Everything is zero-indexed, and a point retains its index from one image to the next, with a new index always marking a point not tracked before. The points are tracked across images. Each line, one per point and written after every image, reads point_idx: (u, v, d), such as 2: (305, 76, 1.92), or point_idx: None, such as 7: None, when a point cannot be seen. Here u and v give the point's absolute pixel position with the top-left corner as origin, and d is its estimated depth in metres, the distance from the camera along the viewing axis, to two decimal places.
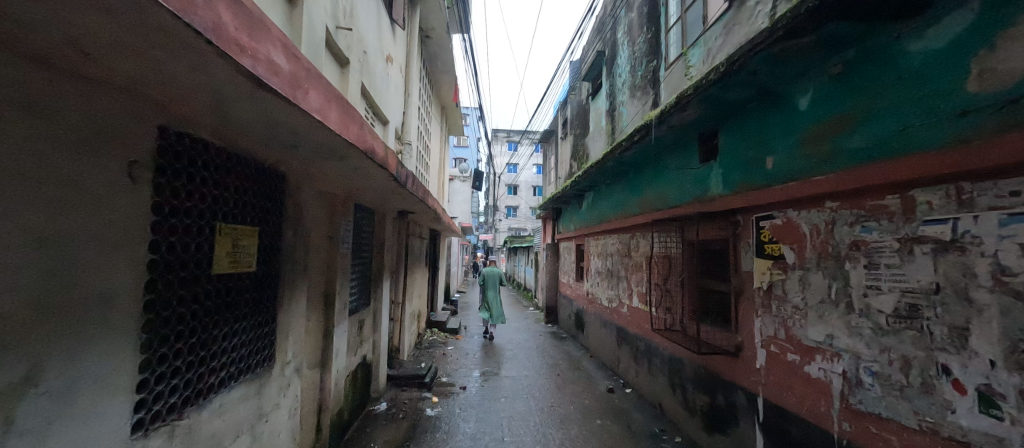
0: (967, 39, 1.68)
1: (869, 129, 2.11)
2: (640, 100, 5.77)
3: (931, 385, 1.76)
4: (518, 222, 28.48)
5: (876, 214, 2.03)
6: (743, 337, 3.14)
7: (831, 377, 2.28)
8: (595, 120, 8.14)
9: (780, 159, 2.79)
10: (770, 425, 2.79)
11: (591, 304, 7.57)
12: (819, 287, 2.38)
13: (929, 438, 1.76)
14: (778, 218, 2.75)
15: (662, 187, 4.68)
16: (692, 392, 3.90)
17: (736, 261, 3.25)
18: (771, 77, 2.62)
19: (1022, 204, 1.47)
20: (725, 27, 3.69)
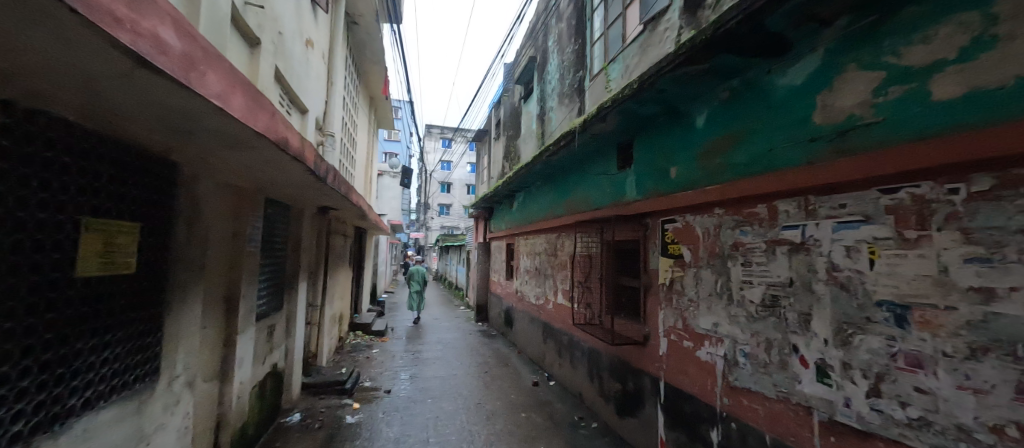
0: (814, 79, 2.06)
1: (747, 148, 2.49)
2: (568, 107, 6.06)
3: (786, 362, 2.13)
4: (451, 221, 28.15)
5: (751, 220, 2.40)
6: (650, 328, 3.48)
7: (716, 360, 2.65)
8: (526, 123, 8.36)
9: (681, 169, 3.15)
10: (669, 405, 3.14)
11: (520, 302, 7.78)
12: (708, 282, 2.74)
13: (784, 405, 2.13)
14: (679, 221, 3.11)
15: (586, 190, 4.98)
16: (607, 381, 4.22)
17: (647, 259, 3.59)
18: (675, 97, 2.95)
19: (847, 214, 1.84)
20: (641, 47, 4.05)
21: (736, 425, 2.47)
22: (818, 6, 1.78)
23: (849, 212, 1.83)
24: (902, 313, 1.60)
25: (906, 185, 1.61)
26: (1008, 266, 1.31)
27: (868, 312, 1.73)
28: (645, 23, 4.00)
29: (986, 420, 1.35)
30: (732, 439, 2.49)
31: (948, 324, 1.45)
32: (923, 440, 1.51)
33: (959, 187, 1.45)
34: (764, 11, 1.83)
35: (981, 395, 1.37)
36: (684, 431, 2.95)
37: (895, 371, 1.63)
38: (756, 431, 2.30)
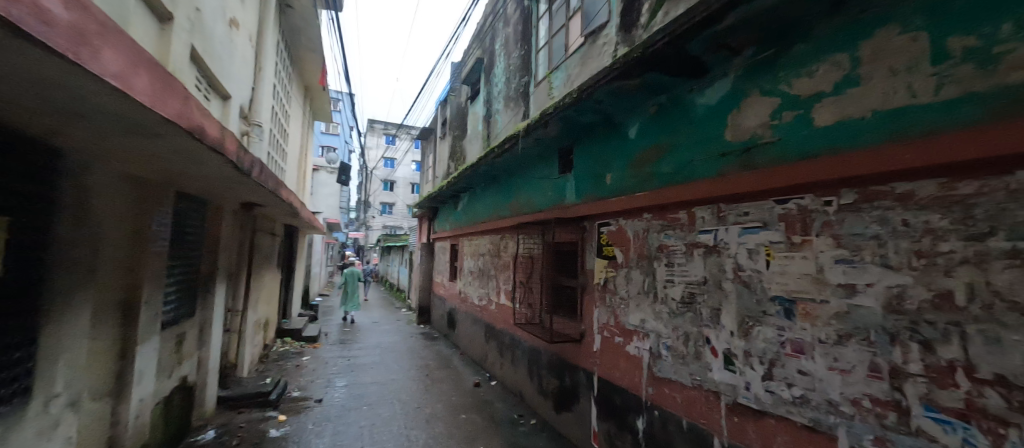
0: (727, 100, 2.31)
1: (672, 159, 2.72)
2: (513, 111, 6.16)
3: (700, 352, 2.37)
4: (393, 220, 27.17)
5: (674, 225, 2.63)
6: (586, 326, 3.65)
7: (643, 353, 2.86)
8: (472, 124, 8.35)
9: (616, 175, 3.36)
10: (602, 398, 3.33)
11: (463, 303, 7.75)
12: (637, 281, 2.96)
13: (698, 392, 2.36)
14: (613, 225, 3.31)
15: (528, 192, 5.11)
16: (545, 378, 4.36)
17: (584, 260, 3.77)
18: (611, 108, 3.14)
19: (750, 221, 2.09)
20: (581, 58, 4.25)
21: (658, 412, 2.68)
22: (729, 36, 2.01)
23: (752, 219, 2.08)
24: (790, 306, 1.86)
25: (793, 197, 1.87)
26: (864, 266, 1.57)
27: (765, 305, 1.99)
28: (586, 36, 4.20)
29: (847, 395, 1.61)
30: (655, 425, 2.71)
31: (822, 315, 1.71)
32: (803, 414, 1.77)
33: (829, 200, 1.71)
34: (686, 36, 2.02)
35: (845, 374, 1.62)
36: (614, 421, 3.14)
37: (784, 357, 1.88)
38: (675, 417, 2.52)
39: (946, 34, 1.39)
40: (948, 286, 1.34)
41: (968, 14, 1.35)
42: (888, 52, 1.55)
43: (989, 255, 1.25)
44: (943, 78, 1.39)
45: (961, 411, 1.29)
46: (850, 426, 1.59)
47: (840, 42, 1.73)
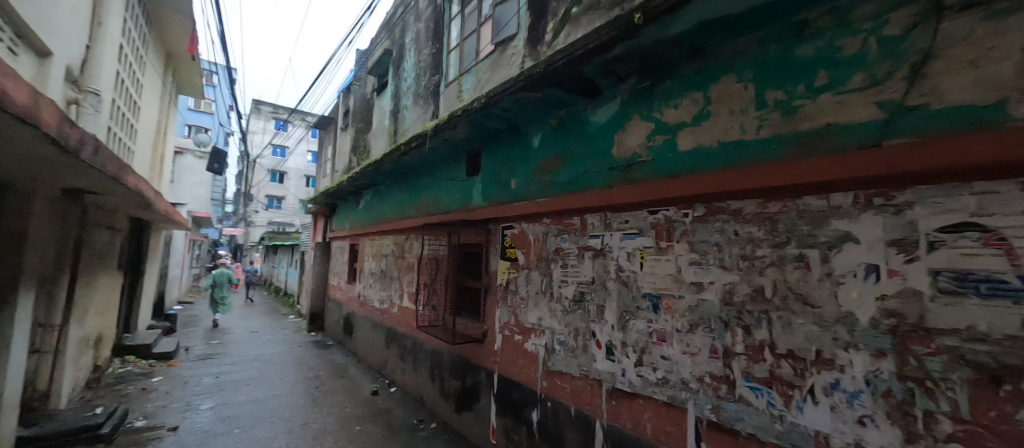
0: (614, 120, 2.61)
1: (569, 168, 2.96)
2: (422, 109, 6.02)
3: (587, 345, 2.62)
4: (282, 216, 24.22)
5: (569, 229, 2.87)
6: (488, 326, 3.75)
7: (539, 349, 3.05)
8: (378, 117, 7.93)
9: (520, 181, 3.53)
10: (501, 395, 3.45)
11: (362, 307, 7.28)
12: (536, 281, 3.15)
13: (584, 381, 2.61)
14: (516, 228, 3.47)
15: (435, 193, 5.04)
16: (447, 380, 4.34)
17: (488, 262, 3.87)
18: (517, 116, 3.29)
19: (629, 228, 2.39)
20: (491, 64, 4.37)
21: (550, 403, 2.89)
22: (616, 64, 2.28)
23: (630, 226, 2.38)
24: (657, 301, 2.18)
25: (661, 208, 2.19)
26: (709, 267, 1.92)
27: (638, 301, 2.29)
28: (496, 44, 4.32)
29: (695, 373, 1.94)
30: (547, 416, 2.90)
31: (680, 308, 2.04)
32: (664, 393, 2.09)
33: (687, 212, 2.05)
34: (582, 58, 2.23)
35: (694, 356, 1.96)
36: (512, 416, 3.28)
37: (651, 345, 2.19)
38: (565, 406, 2.75)
39: (766, 86, 1.78)
40: (762, 282, 1.71)
41: (778, 74, 1.74)
42: (729, 96, 1.93)
43: (786, 259, 1.64)
44: (764, 120, 1.77)
45: (767, 380, 1.67)
46: (696, 399, 1.93)
47: (698, 82, 2.09)
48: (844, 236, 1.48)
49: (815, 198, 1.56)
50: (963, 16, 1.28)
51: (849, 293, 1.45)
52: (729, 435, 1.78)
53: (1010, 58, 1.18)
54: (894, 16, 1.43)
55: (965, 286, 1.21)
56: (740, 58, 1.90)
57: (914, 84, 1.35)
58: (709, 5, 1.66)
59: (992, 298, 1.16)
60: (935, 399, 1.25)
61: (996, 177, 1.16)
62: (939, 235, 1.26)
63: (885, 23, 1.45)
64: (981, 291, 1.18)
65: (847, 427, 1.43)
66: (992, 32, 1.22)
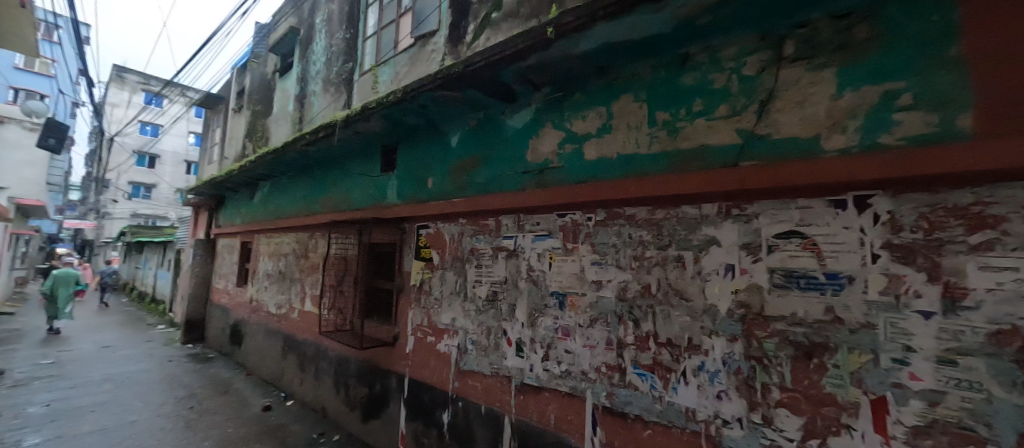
0: (529, 126, 2.72)
1: (486, 170, 3.00)
2: (333, 97, 5.58)
3: (498, 343, 2.69)
4: (151, 208, 20.39)
5: (484, 230, 2.92)
6: (400, 328, 3.62)
7: (452, 350, 3.04)
8: (280, 101, 7.15)
9: (437, 180, 3.47)
10: (411, 399, 3.36)
11: (254, 313, 6.48)
12: (450, 282, 3.14)
13: (494, 378, 2.67)
14: (431, 228, 3.41)
15: (346, 188, 4.71)
16: (354, 387, 4.08)
17: (401, 262, 3.73)
18: (435, 114, 3.23)
19: (540, 230, 2.51)
20: (410, 58, 4.24)
21: (461, 403, 2.89)
22: (531, 73, 2.38)
23: (541, 228, 2.51)
24: (562, 299, 2.33)
25: (569, 212, 2.35)
26: (607, 266, 2.12)
27: (546, 299, 2.42)
28: (416, 38, 4.20)
29: (594, 364, 2.12)
30: (458, 416, 2.91)
31: (582, 305, 2.21)
32: (566, 384, 2.24)
33: (590, 216, 2.23)
34: (499, 63, 2.28)
35: (593, 348, 2.14)
36: (422, 420, 3.21)
37: (556, 340, 2.34)
38: (475, 405, 2.78)
39: (656, 108, 2.03)
40: (649, 280, 1.94)
41: (666, 98, 1.99)
42: (627, 113, 2.15)
43: (668, 259, 1.88)
44: (654, 137, 2.01)
45: (650, 366, 1.89)
46: (594, 388, 2.10)
47: (602, 98, 2.29)
48: (710, 240, 1.75)
49: (690, 207, 1.82)
50: (795, 66, 1.60)
51: (713, 288, 1.72)
52: (619, 418, 1.98)
53: (822, 103, 1.51)
54: (750, 59, 1.73)
55: (790, 281, 1.52)
56: (637, 80, 2.13)
57: (762, 117, 1.66)
58: (613, 29, 1.82)
59: (807, 291, 1.47)
60: (770, 373, 1.54)
61: (812, 195, 1.48)
62: (775, 241, 1.56)
63: (743, 64, 1.75)
64: (800, 285, 1.49)
65: (708, 402, 1.69)
66: (812, 81, 1.55)
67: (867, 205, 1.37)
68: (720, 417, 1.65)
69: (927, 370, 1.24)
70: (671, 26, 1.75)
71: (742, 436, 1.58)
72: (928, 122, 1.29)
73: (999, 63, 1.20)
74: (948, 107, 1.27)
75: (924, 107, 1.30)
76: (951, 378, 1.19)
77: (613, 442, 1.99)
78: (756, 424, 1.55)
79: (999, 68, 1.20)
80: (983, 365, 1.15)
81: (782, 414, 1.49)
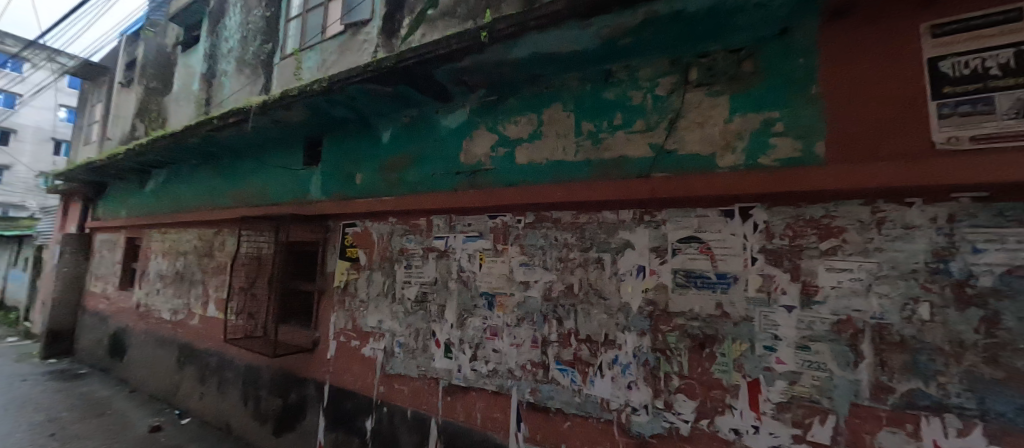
0: (463, 127, 2.73)
1: (419, 169, 2.94)
2: (249, 79, 5.06)
3: (426, 345, 2.65)
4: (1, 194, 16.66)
5: (414, 230, 2.86)
6: (321, 332, 3.39)
7: (377, 354, 2.92)
8: (182, 79, 6.29)
9: (366, 176, 3.32)
10: (331, 407, 3.17)
11: (142, 319, 5.62)
12: (378, 283, 3.02)
13: (422, 381, 2.63)
14: (358, 226, 3.25)
15: (261, 181, 4.29)
16: (265, 399, 3.73)
17: (324, 262, 3.50)
18: (364, 108, 3.08)
19: (471, 231, 2.53)
20: (339, 46, 3.99)
21: (386, 409, 2.80)
22: (466, 75, 2.38)
23: (472, 229, 2.52)
24: (491, 299, 2.36)
25: (499, 214, 2.40)
26: (535, 267, 2.20)
27: (475, 299, 2.44)
28: (346, 26, 3.98)
29: (521, 361, 2.18)
30: (382, 422, 2.80)
31: (510, 304, 2.27)
32: (494, 383, 2.28)
33: (520, 219, 2.29)
34: (433, 62, 2.25)
35: (519, 346, 2.20)
36: (343, 429, 3.04)
37: (484, 340, 2.37)
38: (401, 409, 2.71)
39: (582, 118, 2.16)
40: (572, 280, 2.06)
41: (591, 109, 2.13)
42: (556, 121, 2.26)
43: (589, 261, 2.01)
44: (580, 146, 2.13)
45: (571, 362, 2.00)
46: (519, 385, 2.17)
47: (534, 105, 2.38)
48: (626, 243, 1.90)
49: (610, 213, 1.97)
50: (697, 91, 1.81)
51: (626, 287, 1.88)
52: (542, 412, 2.06)
53: (718, 125, 1.73)
54: (662, 81, 1.92)
55: (690, 280, 1.71)
56: (566, 90, 2.25)
57: (671, 134, 1.85)
58: (544, 40, 1.90)
59: (703, 289, 1.67)
60: (672, 363, 1.72)
61: (708, 205, 1.69)
62: (678, 245, 1.75)
63: (657, 84, 1.94)
64: (697, 284, 1.69)
65: (620, 392, 1.83)
66: (711, 105, 1.77)
67: (749, 215, 1.59)
68: (629, 406, 1.80)
69: (789, 354, 1.48)
70: (596, 43, 1.88)
71: (647, 422, 1.75)
72: (795, 148, 1.54)
73: (843, 104, 1.48)
74: (808, 137, 1.52)
75: (792, 135, 1.56)
76: (806, 361, 1.44)
77: (535, 437, 2.07)
78: (659, 410, 1.72)
79: (843, 107, 1.47)
80: (827, 348, 1.41)
81: (680, 399, 1.68)
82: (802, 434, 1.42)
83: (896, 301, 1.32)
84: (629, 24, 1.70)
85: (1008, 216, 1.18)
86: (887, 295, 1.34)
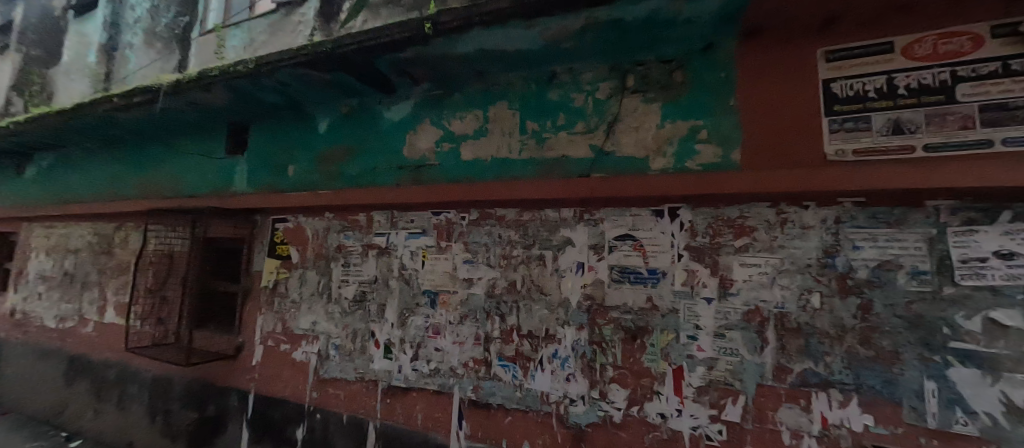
0: (407, 121, 2.64)
1: (359, 162, 2.80)
2: (160, 55, 4.49)
3: (365, 346, 2.54)
4: None
5: (353, 226, 2.72)
6: (245, 337, 3.11)
7: (310, 358, 2.74)
8: (74, 48, 5.42)
9: (299, 168, 3.09)
10: (256, 418, 2.92)
11: (17, 329, 4.77)
12: (311, 282, 2.84)
13: (359, 384, 2.51)
14: (290, 221, 3.02)
15: (175, 169, 3.84)
16: (177, 413, 3.35)
17: (249, 260, 3.21)
18: (298, 94, 2.86)
19: (414, 228, 2.46)
20: (270, 26, 3.68)
21: (320, 416, 2.63)
22: (409, 66, 2.31)
23: (415, 225, 2.46)
24: (434, 297, 2.32)
25: (443, 210, 2.36)
26: (478, 264, 2.19)
27: (417, 298, 2.38)
28: (279, 4, 3.67)
29: (463, 359, 2.17)
30: (315, 430, 2.64)
31: (453, 302, 2.25)
32: (435, 382, 2.24)
33: (464, 216, 2.27)
34: (374, 50, 2.14)
35: (461, 344, 2.19)
36: (270, 440, 2.82)
37: (426, 339, 2.32)
38: (336, 415, 2.57)
39: (527, 117, 2.19)
40: (514, 277, 2.08)
41: (536, 109, 2.17)
42: (502, 118, 2.27)
43: (531, 258, 2.05)
44: (525, 144, 2.16)
45: (513, 357, 2.03)
46: (460, 383, 2.16)
47: (480, 101, 2.37)
48: (566, 241, 1.96)
49: (552, 211, 2.02)
50: (633, 97, 1.92)
51: (566, 283, 1.94)
52: (484, 409, 2.07)
53: (651, 130, 1.85)
54: (602, 85, 2.01)
55: (624, 276, 1.81)
56: (511, 89, 2.27)
57: (609, 136, 1.94)
58: (490, 36, 1.89)
59: (635, 284, 1.78)
60: (606, 354, 1.81)
61: (641, 205, 1.79)
62: (614, 242, 1.84)
63: (597, 88, 2.02)
64: (631, 279, 1.79)
65: (559, 385, 1.89)
66: (645, 111, 1.88)
67: (677, 214, 1.72)
68: (567, 397, 1.87)
69: (708, 342, 1.62)
70: (541, 44, 1.91)
71: (583, 412, 1.82)
72: (716, 154, 1.69)
73: (755, 117, 1.64)
74: (727, 145, 1.68)
75: (714, 142, 1.70)
76: (722, 347, 1.59)
77: (476, 434, 2.07)
78: (595, 399, 1.81)
79: (756, 120, 1.64)
80: (739, 336, 1.57)
81: (614, 389, 1.77)
82: (717, 414, 1.57)
83: (795, 292, 1.50)
84: (571, 28, 1.75)
85: (879, 218, 1.40)
86: (788, 287, 1.51)
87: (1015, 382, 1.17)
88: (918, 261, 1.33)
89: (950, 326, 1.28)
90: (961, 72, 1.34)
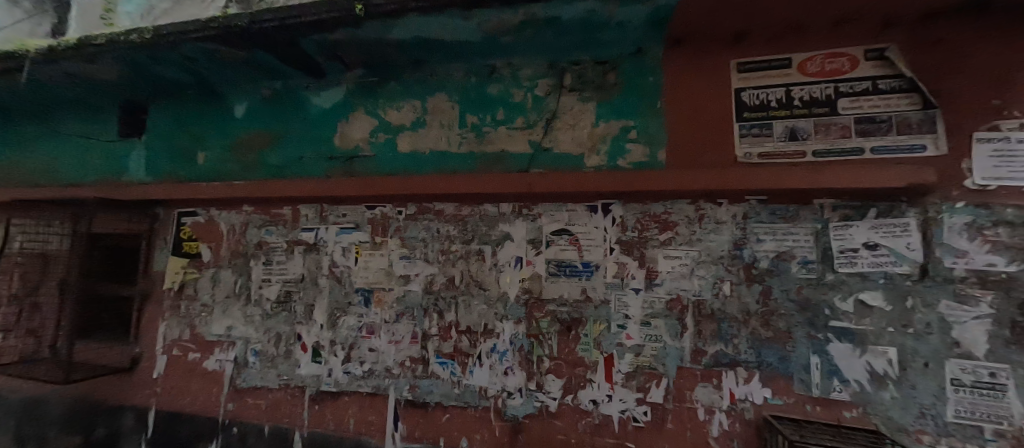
0: (337, 108, 2.47)
1: (282, 151, 2.57)
2: (26, 15, 3.72)
3: (290, 350, 2.34)
4: None
5: (276, 220, 2.49)
6: (144, 347, 2.73)
7: (225, 366, 2.47)
8: None
9: (212, 155, 2.76)
10: (159, 437, 2.58)
11: None
12: (226, 283, 2.55)
13: (284, 391, 2.32)
14: (200, 215, 2.70)
15: (48, 153, 3.23)
16: (54, 439, 2.85)
17: (149, 259, 2.82)
18: (209, 73, 2.55)
19: (346, 222, 2.31)
20: None
21: (236, 429, 2.39)
22: (340, 49, 2.15)
23: (347, 220, 2.31)
24: (368, 295, 2.20)
25: (378, 204, 2.24)
26: (416, 260, 2.12)
27: (349, 297, 2.24)
28: None
29: (399, 359, 2.09)
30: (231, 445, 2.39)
31: (389, 300, 2.15)
32: (369, 384, 2.13)
33: (401, 210, 2.18)
34: (298, 29, 1.96)
35: (397, 343, 2.11)
36: None
37: (359, 340, 2.19)
38: (256, 427, 2.35)
39: (467, 110, 2.15)
40: (453, 273, 2.04)
41: (475, 102, 2.14)
42: (441, 110, 2.21)
43: (470, 253, 2.02)
44: (464, 138, 2.13)
45: (451, 354, 1.99)
46: (396, 383, 2.08)
47: (418, 91, 2.28)
48: (505, 236, 1.97)
49: (491, 206, 2.01)
50: (570, 95, 1.97)
51: (505, 277, 1.94)
52: (421, 408, 2.02)
53: (586, 128, 1.91)
54: (541, 82, 2.04)
55: (560, 269, 1.85)
56: (450, 80, 2.22)
57: (547, 132, 1.97)
58: (427, 24, 1.82)
59: (571, 277, 1.83)
60: (544, 346, 1.84)
61: (576, 201, 1.85)
62: (551, 237, 1.88)
63: (536, 85, 2.04)
64: (566, 273, 1.84)
65: (497, 379, 1.90)
66: (580, 110, 1.94)
67: (609, 210, 1.80)
68: (505, 391, 1.88)
69: (637, 330, 1.72)
70: (480, 36, 1.88)
71: (520, 404, 1.85)
72: (644, 153, 1.80)
73: (679, 120, 1.77)
74: (654, 145, 1.79)
75: (642, 142, 1.81)
76: (648, 335, 1.70)
77: (413, 434, 2.02)
78: (532, 391, 1.84)
79: (679, 122, 1.77)
80: (663, 324, 1.69)
81: (550, 379, 1.81)
82: (643, 397, 1.67)
83: (710, 281, 1.64)
84: (511, 23, 1.74)
85: (778, 214, 1.58)
86: (704, 277, 1.65)
87: (876, 352, 1.43)
88: (807, 252, 1.54)
89: (830, 307, 1.50)
90: (842, 88, 1.55)
